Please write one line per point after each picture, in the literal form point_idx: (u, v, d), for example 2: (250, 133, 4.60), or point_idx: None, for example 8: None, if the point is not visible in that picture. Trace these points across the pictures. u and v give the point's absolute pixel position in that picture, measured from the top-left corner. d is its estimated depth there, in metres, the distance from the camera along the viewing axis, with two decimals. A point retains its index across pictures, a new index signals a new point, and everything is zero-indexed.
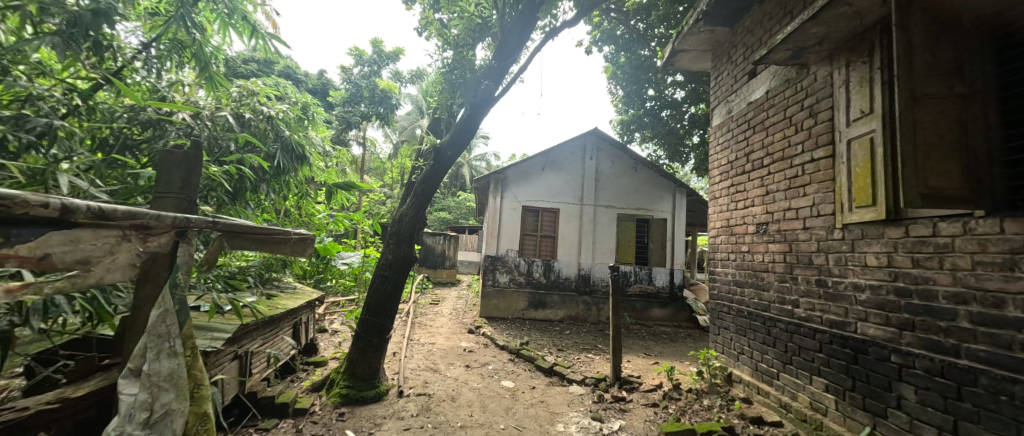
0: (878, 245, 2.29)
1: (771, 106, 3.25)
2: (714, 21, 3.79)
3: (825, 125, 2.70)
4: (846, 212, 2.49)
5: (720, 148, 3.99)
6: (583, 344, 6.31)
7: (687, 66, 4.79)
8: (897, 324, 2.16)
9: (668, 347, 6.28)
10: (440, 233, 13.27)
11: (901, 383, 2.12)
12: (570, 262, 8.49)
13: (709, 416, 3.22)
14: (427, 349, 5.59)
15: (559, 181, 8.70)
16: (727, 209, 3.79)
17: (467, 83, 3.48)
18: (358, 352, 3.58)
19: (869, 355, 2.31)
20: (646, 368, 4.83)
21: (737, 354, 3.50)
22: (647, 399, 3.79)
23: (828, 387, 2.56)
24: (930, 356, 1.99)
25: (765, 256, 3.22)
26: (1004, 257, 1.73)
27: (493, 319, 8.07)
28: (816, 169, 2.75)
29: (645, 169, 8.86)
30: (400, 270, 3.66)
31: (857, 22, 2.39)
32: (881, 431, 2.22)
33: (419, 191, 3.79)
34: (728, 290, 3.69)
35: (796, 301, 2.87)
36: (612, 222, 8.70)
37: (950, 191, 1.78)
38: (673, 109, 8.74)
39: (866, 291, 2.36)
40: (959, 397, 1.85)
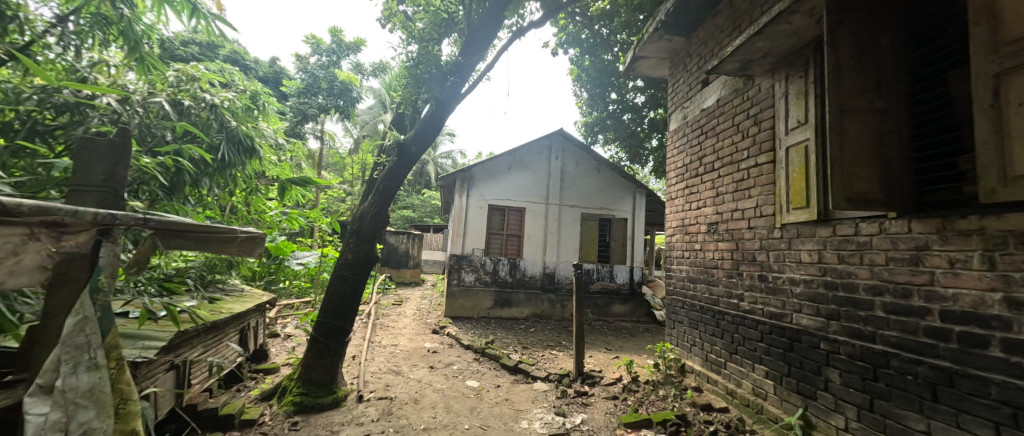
0: (810, 243, 2.53)
1: (721, 113, 3.49)
2: (672, 30, 4.00)
3: (767, 133, 2.94)
4: (784, 213, 2.73)
5: (677, 151, 4.21)
6: (547, 341, 6.42)
7: (648, 72, 5.01)
8: (826, 314, 2.40)
9: (627, 341, 6.55)
10: (403, 232, 12.94)
11: (829, 367, 2.35)
12: (535, 261, 8.60)
13: (664, 405, 3.40)
14: (390, 352, 5.43)
15: (525, 181, 8.76)
16: (682, 209, 4.01)
17: (433, 79, 3.40)
18: (314, 357, 3.41)
19: (803, 343, 2.54)
20: (607, 363, 5.01)
21: (689, 346, 3.73)
22: (608, 392, 3.93)
23: (768, 373, 2.79)
24: (852, 343, 2.23)
25: (715, 254, 3.45)
26: (909, 254, 1.97)
27: (458, 319, 7.99)
28: (760, 173, 2.98)
29: (608, 171, 9.13)
30: (360, 271, 3.52)
31: (795, 40, 2.62)
32: (812, 411, 2.45)
33: (381, 187, 3.65)
34: (682, 286, 3.91)
35: (741, 295, 3.10)
36: (576, 221, 8.89)
37: (867, 194, 2.01)
38: (634, 113, 9.08)
39: (800, 284, 2.60)
40: (875, 378, 2.09)
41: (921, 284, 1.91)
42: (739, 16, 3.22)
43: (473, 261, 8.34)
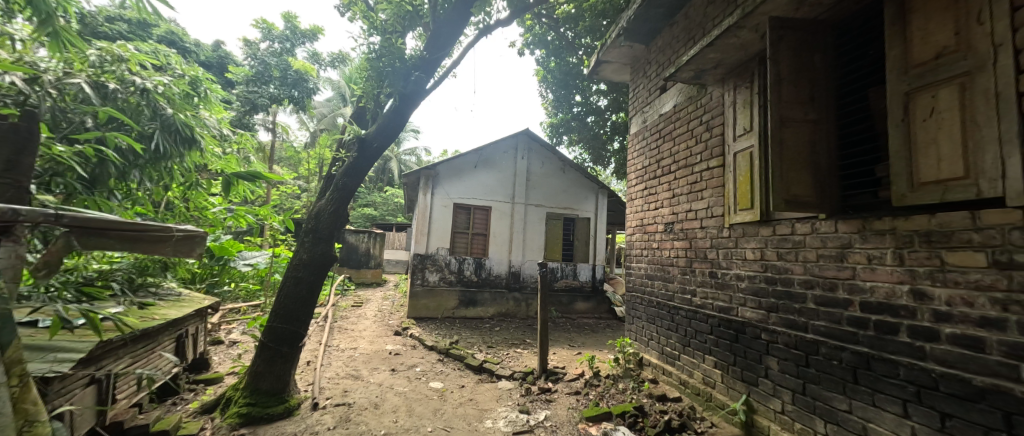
0: (754, 242, 2.75)
1: (677, 119, 3.68)
2: (633, 37, 4.16)
3: (717, 139, 3.15)
4: (732, 214, 2.93)
5: (637, 154, 4.40)
6: (512, 340, 6.46)
7: (610, 76, 5.17)
8: (767, 307, 2.61)
9: (589, 337, 6.74)
10: (364, 231, 12.45)
11: (769, 355, 2.56)
12: (500, 260, 8.61)
13: (623, 398, 3.53)
14: (349, 356, 5.21)
15: (491, 179, 8.75)
16: (641, 209, 4.20)
17: (396, 72, 3.29)
18: (264, 364, 3.19)
19: (747, 335, 2.74)
20: (570, 359, 5.14)
21: (647, 340, 3.91)
22: (570, 387, 4.02)
23: (717, 364, 2.99)
24: (789, 333, 2.44)
25: (670, 252, 3.65)
26: (835, 251, 2.20)
27: (421, 319, 7.82)
28: (711, 176, 3.18)
29: (572, 171, 9.32)
30: (316, 271, 3.34)
31: (742, 53, 2.82)
32: (753, 397, 2.66)
33: (339, 183, 3.48)
34: (641, 282, 4.09)
35: (694, 291, 3.29)
36: (541, 220, 9.00)
37: (803, 197, 2.22)
38: (597, 115, 9.35)
39: (744, 280, 2.81)
40: (807, 364, 2.30)
41: (844, 278, 2.13)
42: (693, 28, 3.42)
43: (437, 261, 8.20)
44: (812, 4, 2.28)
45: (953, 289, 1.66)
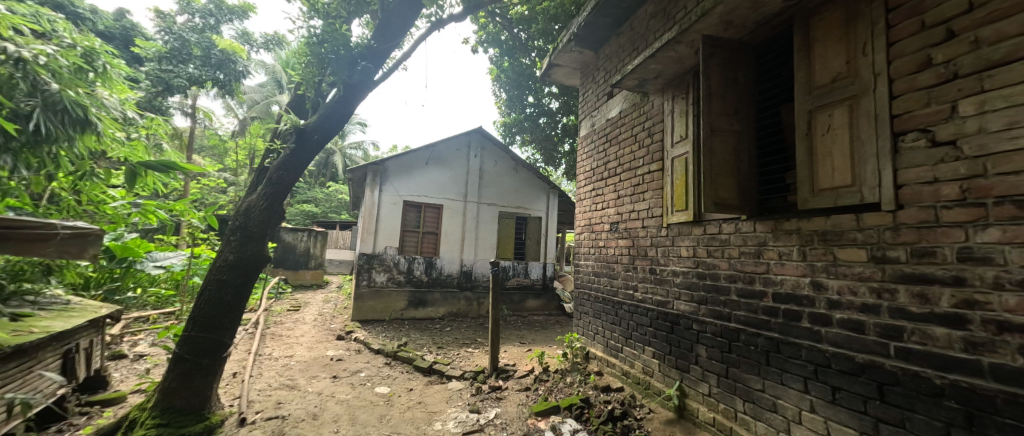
0: (687, 241, 3.00)
1: (623, 124, 3.90)
2: (582, 43, 4.33)
3: (657, 145, 3.38)
4: (669, 215, 3.17)
5: (586, 156, 4.58)
6: (463, 339, 6.40)
7: (562, 80, 5.32)
8: (697, 300, 2.86)
9: (539, 334, 6.89)
10: (302, 229, 11.56)
11: (698, 344, 2.81)
12: (451, 259, 8.47)
13: (570, 391, 3.66)
14: (284, 364, 4.80)
15: (444, 177, 8.58)
16: (589, 209, 4.39)
17: (341, 61, 3.03)
18: (179, 378, 2.82)
19: (681, 326, 2.98)
20: (520, 356, 5.20)
21: (593, 334, 4.09)
22: (520, 384, 4.08)
23: (655, 354, 3.22)
24: (715, 322, 2.70)
25: (615, 250, 3.85)
26: (753, 248, 2.47)
27: (367, 322, 7.45)
28: (652, 179, 3.42)
29: (525, 171, 9.43)
30: (245, 273, 3.03)
31: (679, 66, 3.06)
32: (684, 382, 2.90)
33: (274, 178, 3.20)
34: (588, 279, 4.28)
35: (636, 286, 3.51)
36: (493, 219, 9.00)
37: (728, 200, 2.47)
38: (549, 117, 9.57)
39: (679, 275, 3.06)
40: (730, 350, 2.56)
41: (760, 273, 2.41)
42: (638, 39, 3.65)
43: (385, 260, 7.86)
44: (738, 26, 2.54)
45: (842, 280, 1.95)
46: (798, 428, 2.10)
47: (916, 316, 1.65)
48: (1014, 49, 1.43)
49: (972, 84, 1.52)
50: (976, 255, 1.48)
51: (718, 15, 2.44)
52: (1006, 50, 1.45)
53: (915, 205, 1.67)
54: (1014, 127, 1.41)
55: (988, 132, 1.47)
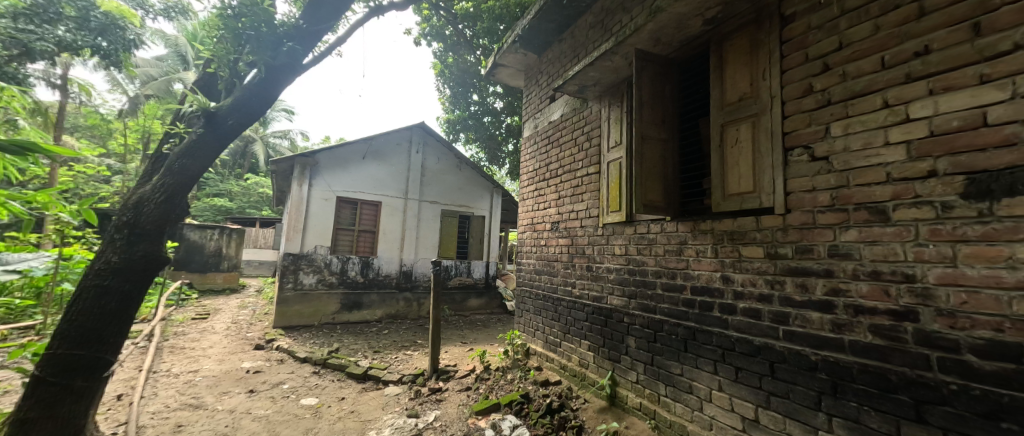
0: (620, 240, 3.21)
1: (564, 127, 4.06)
2: (527, 46, 4.41)
3: (595, 149, 3.57)
4: (605, 215, 3.36)
5: (529, 157, 4.69)
6: (402, 342, 6.14)
7: (506, 80, 5.36)
8: (628, 295, 3.08)
9: (480, 333, 6.87)
10: (212, 226, 10.19)
11: (628, 335, 3.03)
12: (389, 259, 8.09)
13: (510, 388, 3.73)
14: (187, 381, 4.17)
15: (383, 173, 8.15)
16: (531, 209, 4.49)
17: (262, 38, 2.74)
18: (40, 407, 2.29)
19: (613, 319, 3.19)
20: (461, 355, 5.15)
21: (533, 331, 4.20)
22: (461, 384, 4.04)
23: (590, 346, 3.40)
24: (643, 315, 2.93)
25: (556, 249, 4.00)
26: (675, 246, 2.72)
27: (291, 328, 6.80)
28: (590, 181, 3.60)
29: (468, 169, 9.35)
30: (135, 278, 2.56)
31: (615, 75, 3.26)
32: (615, 372, 3.11)
33: (171, 167, 2.73)
34: (530, 277, 4.39)
35: (574, 283, 3.68)
36: (434, 217, 8.78)
37: (656, 202, 2.69)
38: (493, 116, 9.58)
39: (612, 272, 3.27)
40: (655, 339, 2.79)
41: (681, 268, 2.66)
42: (578, 47, 3.82)
43: (314, 261, 7.25)
44: (665, 44, 2.80)
45: (745, 274, 2.23)
46: (709, 406, 2.37)
47: (799, 303, 1.96)
48: (869, 83, 1.77)
49: (839, 110, 1.85)
50: (841, 251, 1.81)
51: (648, 31, 2.67)
52: (864, 83, 1.78)
53: (799, 209, 1.99)
54: (868, 147, 1.74)
55: (851, 151, 1.80)
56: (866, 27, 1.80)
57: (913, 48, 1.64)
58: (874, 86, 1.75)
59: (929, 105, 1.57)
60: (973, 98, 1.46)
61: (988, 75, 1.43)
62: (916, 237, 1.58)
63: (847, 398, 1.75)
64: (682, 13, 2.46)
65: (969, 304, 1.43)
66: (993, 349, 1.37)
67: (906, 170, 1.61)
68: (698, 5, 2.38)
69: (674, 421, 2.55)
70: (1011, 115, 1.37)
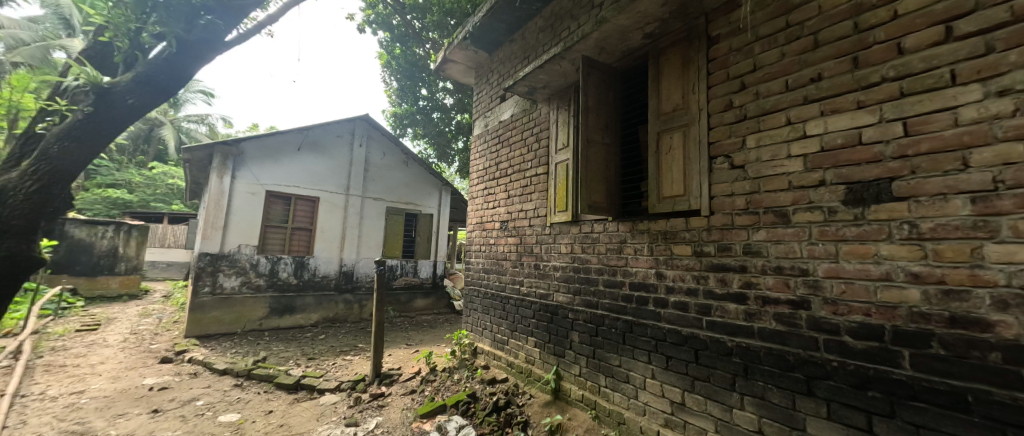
0: (567, 239, 3.32)
1: (514, 127, 4.10)
2: (478, 43, 4.39)
3: (543, 150, 3.66)
4: (553, 214, 3.45)
5: (478, 155, 4.67)
6: (341, 347, 5.76)
7: (455, 76, 5.28)
8: (573, 291, 3.20)
9: (427, 334, 6.68)
10: (104, 222, 8.73)
11: (572, 330, 3.15)
12: (326, 259, 7.53)
13: (457, 388, 3.69)
14: (69, 404, 3.52)
15: (321, 166, 7.58)
16: (481, 208, 4.48)
17: (173, 8, 2.46)
18: None
19: (559, 315, 3.30)
20: (406, 358, 4.97)
21: (481, 330, 4.20)
22: (405, 388, 3.91)
23: (537, 343, 3.47)
24: (587, 311, 3.06)
25: (504, 248, 4.03)
26: (616, 245, 2.88)
27: (208, 338, 6.05)
28: (538, 182, 3.68)
29: (415, 165, 9.05)
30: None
31: (563, 80, 3.37)
32: (560, 366, 3.21)
33: (46, 151, 2.33)
34: (478, 276, 4.38)
35: (522, 281, 3.74)
36: (378, 215, 8.37)
37: (599, 202, 2.84)
38: (443, 112, 9.39)
39: (559, 270, 3.37)
40: (597, 333, 2.94)
41: (621, 266, 2.83)
42: (528, 49, 3.88)
43: (236, 261, 6.52)
44: (609, 53, 2.96)
45: (676, 270, 2.44)
46: (643, 393, 2.54)
47: (719, 296, 2.19)
48: (776, 103, 2.03)
49: (754, 125, 2.10)
50: (753, 249, 2.05)
51: (594, 40, 2.81)
52: (772, 102, 2.04)
53: (721, 212, 2.21)
54: (775, 158, 2.00)
55: (762, 161, 2.05)
56: (775, 53, 2.06)
57: (809, 75, 1.92)
58: (780, 106, 2.01)
59: (821, 125, 1.84)
60: (853, 120, 1.75)
61: (863, 101, 1.72)
62: (809, 237, 1.85)
63: (756, 379, 1.99)
64: (624, 25, 2.62)
65: (847, 293, 1.71)
66: (863, 330, 1.65)
67: (803, 179, 1.88)
68: (638, 19, 2.55)
69: (613, 410, 2.71)
70: (879, 136, 1.66)
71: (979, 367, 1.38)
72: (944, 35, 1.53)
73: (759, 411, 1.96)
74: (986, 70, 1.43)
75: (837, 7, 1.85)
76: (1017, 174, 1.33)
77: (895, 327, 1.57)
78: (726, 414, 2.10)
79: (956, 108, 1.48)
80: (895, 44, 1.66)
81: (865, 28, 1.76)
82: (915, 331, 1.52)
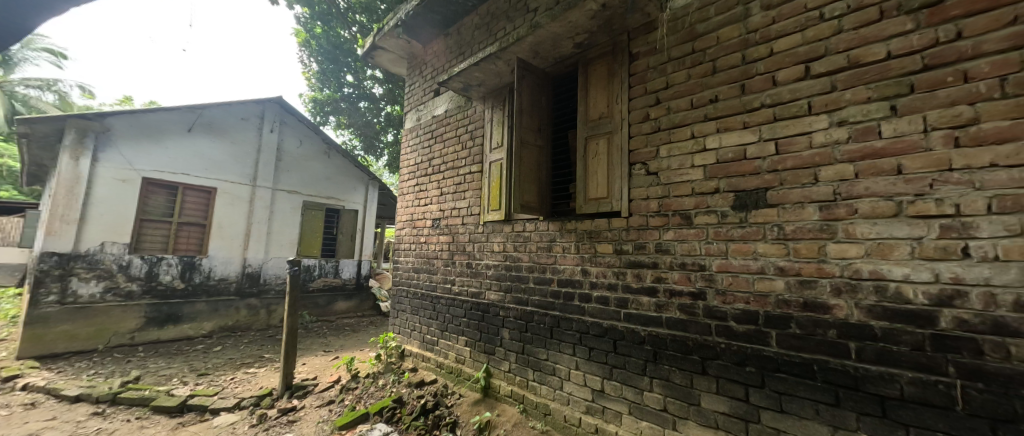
0: (499, 237, 3.35)
1: (447, 123, 4.02)
2: (410, 33, 4.20)
3: (477, 148, 3.65)
4: (486, 213, 3.46)
5: (410, 150, 4.48)
6: (244, 359, 5.05)
7: (386, 65, 4.99)
8: (505, 290, 3.24)
9: (349, 339, 6.19)
10: None
11: (503, 327, 3.20)
12: (224, 259, 6.55)
13: (381, 394, 3.50)
14: None
15: (220, 152, 6.55)
16: (411, 204, 4.30)
17: None
18: None
19: (490, 314, 3.31)
20: (323, 366, 4.56)
21: (409, 331, 4.04)
22: (321, 399, 3.58)
23: (467, 342, 3.45)
24: (517, 308, 3.13)
25: (436, 246, 3.93)
26: (546, 244, 2.99)
27: (54, 358, 4.85)
28: (472, 180, 3.65)
29: (337, 156, 8.35)
30: None
31: (498, 80, 3.39)
32: (490, 364, 3.23)
33: None
34: (407, 276, 4.21)
35: (454, 280, 3.68)
36: (292, 209, 7.55)
37: (531, 202, 2.93)
38: (370, 102, 8.87)
39: (491, 268, 3.38)
40: (526, 329, 3.02)
41: (550, 263, 2.95)
42: (464, 45, 3.83)
43: (97, 262, 5.34)
44: (542, 57, 3.06)
45: (600, 267, 2.62)
46: (568, 384, 2.68)
47: (635, 289, 2.41)
48: (683, 118, 2.29)
49: (665, 136, 2.36)
50: (663, 248, 2.29)
51: (528, 43, 2.88)
52: (680, 117, 2.31)
53: (638, 214, 2.43)
54: (682, 167, 2.26)
55: (671, 169, 2.30)
56: (683, 74, 2.33)
57: (708, 96, 2.21)
58: (686, 121, 2.28)
59: (717, 140, 2.13)
60: (740, 138, 2.05)
61: (748, 122, 2.03)
62: (707, 237, 2.13)
63: (663, 363, 2.23)
64: (557, 33, 2.73)
65: (733, 285, 2.01)
66: (745, 316, 1.96)
67: (704, 187, 2.16)
68: (570, 29, 2.68)
69: (540, 402, 2.81)
70: (759, 153, 1.98)
71: (823, 341, 1.72)
72: (804, 73, 1.88)
73: (665, 391, 2.20)
74: (831, 104, 1.79)
75: (730, 40, 2.16)
76: (849, 188, 1.70)
77: (766, 312, 1.89)
78: (638, 396, 2.31)
79: (811, 133, 1.83)
80: (771, 76, 1.99)
81: (750, 60, 2.07)
82: (780, 315, 1.85)
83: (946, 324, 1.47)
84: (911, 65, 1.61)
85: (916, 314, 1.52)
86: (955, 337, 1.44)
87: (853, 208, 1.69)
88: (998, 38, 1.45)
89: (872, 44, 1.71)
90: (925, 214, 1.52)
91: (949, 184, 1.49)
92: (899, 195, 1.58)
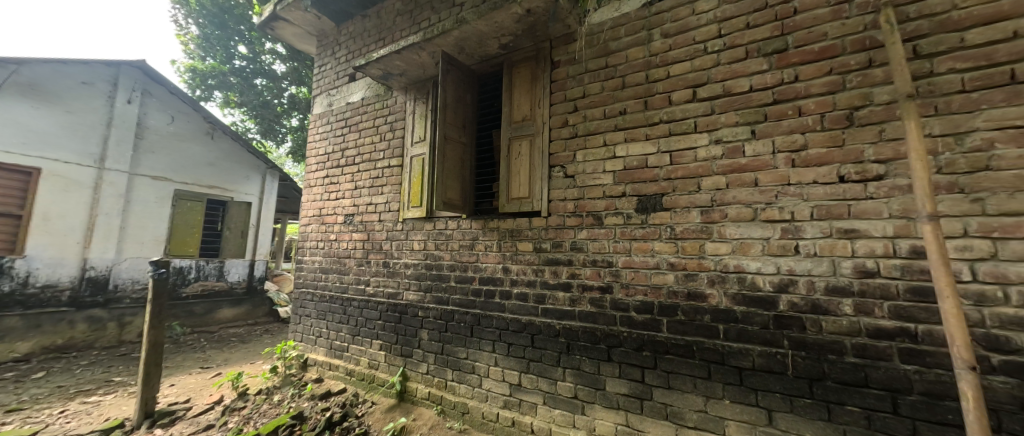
0: (419, 235, 3.22)
1: (364, 112, 3.73)
2: (321, 7, 3.78)
3: (397, 141, 3.45)
4: (406, 210, 3.29)
5: (320, 138, 4.04)
6: (83, 386, 3.99)
7: (290, 41, 4.43)
8: (424, 289, 3.13)
9: (237, 352, 5.34)
10: None
11: (421, 328, 3.09)
12: (53, 261, 5.12)
13: (277, 411, 3.10)
14: None
15: (47, 122, 5.08)
16: (320, 199, 3.90)
17: None
18: None
19: (408, 315, 3.17)
20: (201, 385, 3.86)
21: (315, 339, 3.67)
22: (196, 424, 3.03)
23: (382, 345, 3.25)
24: (437, 307, 3.04)
25: (348, 244, 3.62)
26: (467, 242, 2.97)
27: None
28: (391, 174, 3.45)
29: (224, 139, 7.16)
30: None
31: (421, 71, 3.24)
32: (407, 368, 3.10)
33: None
34: (313, 277, 3.81)
35: (367, 281, 3.43)
36: (159, 199, 6.23)
37: (453, 200, 2.88)
38: (269, 80, 7.79)
39: (410, 267, 3.23)
40: (446, 329, 2.97)
41: (471, 261, 2.93)
42: (383, 29, 3.59)
43: None
44: (467, 54, 3.03)
45: (520, 265, 2.70)
46: (487, 381, 2.71)
47: (552, 285, 2.54)
48: (597, 126, 2.48)
49: (581, 142, 2.53)
50: (577, 246, 2.46)
51: (454, 38, 2.82)
52: (594, 125, 2.49)
53: (557, 214, 2.57)
54: (596, 172, 2.45)
55: (586, 173, 2.48)
56: (597, 86, 2.53)
57: (618, 108, 2.43)
58: (599, 129, 2.47)
59: (625, 149, 2.36)
60: (643, 148, 2.30)
61: (650, 135, 2.29)
62: (614, 236, 2.34)
63: (575, 353, 2.39)
64: (483, 31, 2.73)
65: (635, 279, 2.24)
66: (643, 306, 2.21)
67: (613, 190, 2.37)
68: (496, 29, 2.70)
69: (458, 402, 2.79)
70: (657, 162, 2.25)
71: (700, 325, 2.03)
72: (692, 96, 2.19)
73: (575, 380, 2.36)
74: (710, 125, 2.12)
75: (636, 60, 2.41)
76: (723, 196, 2.03)
77: (660, 302, 2.15)
78: (553, 386, 2.44)
79: (696, 148, 2.14)
80: (667, 96, 2.27)
81: (651, 80, 2.34)
82: (669, 305, 2.13)
83: (783, 307, 1.85)
84: (765, 98, 1.99)
85: (765, 300, 1.89)
86: (789, 317, 1.83)
87: (724, 213, 2.03)
88: (821, 84, 1.87)
89: (740, 78, 2.07)
90: (772, 219, 1.90)
91: (788, 196, 1.88)
92: (755, 202, 1.94)
